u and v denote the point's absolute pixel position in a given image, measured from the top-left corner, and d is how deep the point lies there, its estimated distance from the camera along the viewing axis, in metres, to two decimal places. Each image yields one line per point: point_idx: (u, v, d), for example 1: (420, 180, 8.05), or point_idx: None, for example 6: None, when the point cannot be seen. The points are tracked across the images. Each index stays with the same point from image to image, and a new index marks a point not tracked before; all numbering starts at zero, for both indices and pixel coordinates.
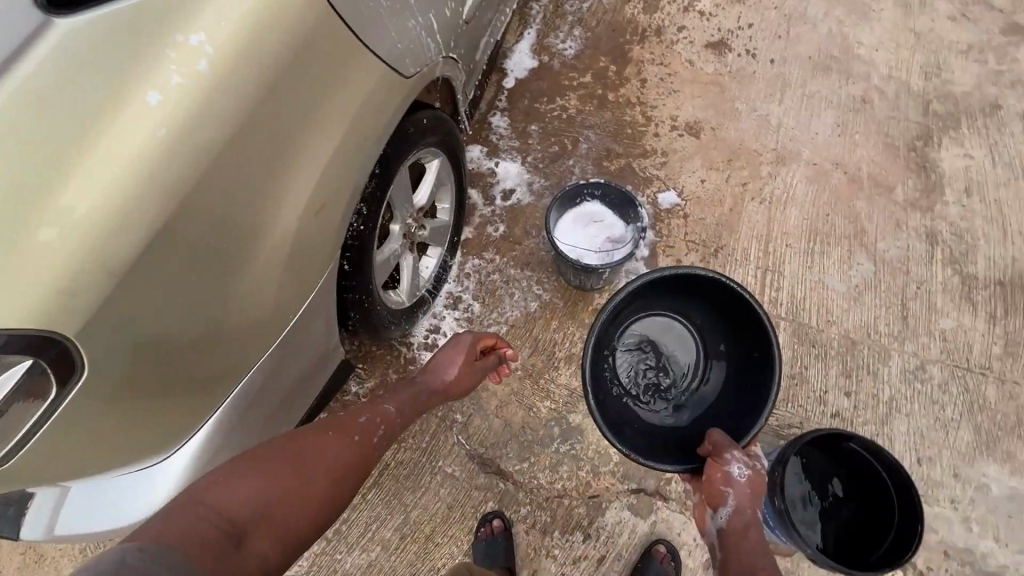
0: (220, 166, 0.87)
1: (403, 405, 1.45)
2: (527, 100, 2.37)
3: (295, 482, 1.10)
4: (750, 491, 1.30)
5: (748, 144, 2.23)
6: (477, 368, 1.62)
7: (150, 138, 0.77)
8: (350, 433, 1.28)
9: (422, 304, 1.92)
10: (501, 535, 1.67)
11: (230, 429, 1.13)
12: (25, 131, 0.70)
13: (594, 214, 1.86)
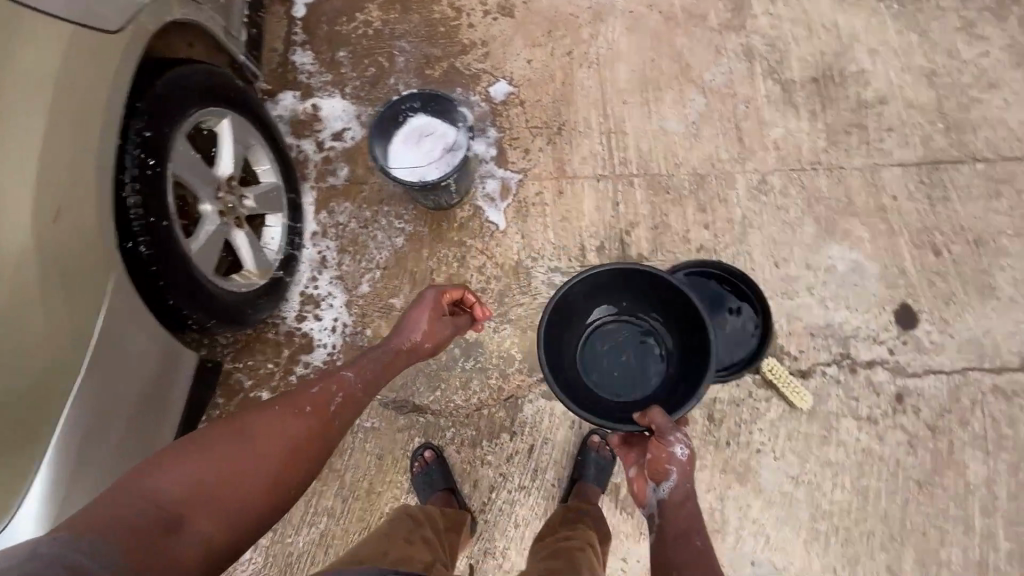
0: None
1: (371, 374, 1.42)
2: (325, 25, 2.14)
3: (238, 465, 1.12)
4: (689, 472, 1.27)
5: (564, 9, 2.13)
6: (446, 325, 1.56)
7: None
8: (303, 406, 1.28)
9: (280, 277, 1.80)
10: (433, 463, 1.72)
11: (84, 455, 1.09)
12: None
13: (422, 128, 1.77)
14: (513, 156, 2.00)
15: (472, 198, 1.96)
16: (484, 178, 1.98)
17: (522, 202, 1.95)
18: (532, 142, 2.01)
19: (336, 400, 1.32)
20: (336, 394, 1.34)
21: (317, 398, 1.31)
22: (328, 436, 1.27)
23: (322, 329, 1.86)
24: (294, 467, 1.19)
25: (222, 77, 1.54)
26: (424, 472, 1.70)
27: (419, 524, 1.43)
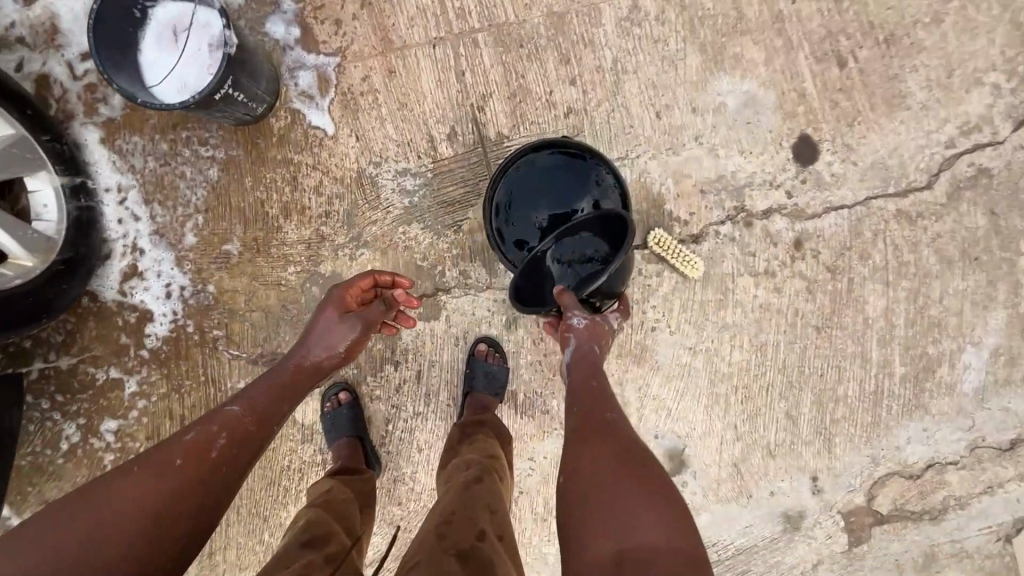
0: None
1: (261, 405, 1.13)
2: None
3: (87, 551, 0.89)
4: (591, 334, 1.32)
5: None
6: (354, 322, 1.27)
7: None
8: (174, 458, 1.02)
9: (83, 250, 1.49)
10: (348, 407, 1.58)
11: None
12: None
13: (173, 28, 1.34)
14: (323, 33, 1.56)
15: (286, 100, 1.57)
16: (292, 71, 1.56)
17: (347, 93, 1.57)
18: (341, 8, 1.55)
19: (220, 443, 1.05)
20: (218, 435, 1.06)
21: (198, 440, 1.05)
22: (215, 481, 1.03)
23: (154, 295, 1.60)
24: (170, 523, 0.96)
25: None
26: (338, 415, 1.57)
27: (324, 535, 1.12)
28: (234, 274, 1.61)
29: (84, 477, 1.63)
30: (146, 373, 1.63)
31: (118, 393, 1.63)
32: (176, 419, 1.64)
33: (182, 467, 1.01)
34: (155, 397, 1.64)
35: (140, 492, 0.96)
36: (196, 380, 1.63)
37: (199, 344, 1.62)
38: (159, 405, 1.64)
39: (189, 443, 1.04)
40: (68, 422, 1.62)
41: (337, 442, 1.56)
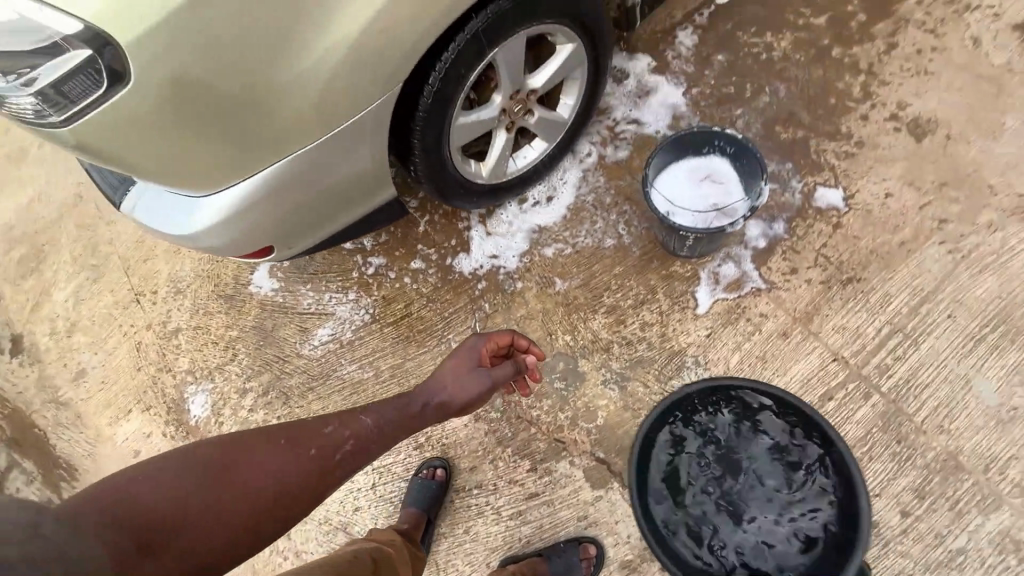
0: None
1: (390, 421, 1.21)
2: (731, 25, 2.00)
3: (229, 502, 0.97)
4: None
5: (985, 174, 1.63)
6: (484, 375, 1.28)
7: None
8: (309, 445, 1.10)
9: (505, 193, 1.87)
10: (439, 484, 1.66)
11: (250, 213, 1.27)
12: None
13: (716, 174, 1.59)
14: (775, 265, 1.68)
15: (700, 266, 1.74)
16: (726, 258, 1.72)
17: (740, 307, 1.67)
18: (808, 267, 1.66)
19: (346, 448, 1.13)
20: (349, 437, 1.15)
21: (326, 437, 1.13)
22: (338, 478, 1.12)
23: (485, 250, 1.96)
24: (301, 493, 1.06)
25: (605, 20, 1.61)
26: (427, 487, 1.65)
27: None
28: (538, 296, 1.86)
29: (340, 269, 2.10)
30: (431, 273, 2.00)
31: (408, 260, 2.04)
32: (407, 310, 1.98)
33: (310, 462, 1.08)
34: (417, 286, 2.00)
35: (287, 462, 1.07)
36: (441, 311, 1.94)
37: (471, 298, 1.93)
38: (412, 295, 1.99)
39: (320, 434, 1.13)
40: (371, 238, 2.08)
41: (412, 510, 1.61)
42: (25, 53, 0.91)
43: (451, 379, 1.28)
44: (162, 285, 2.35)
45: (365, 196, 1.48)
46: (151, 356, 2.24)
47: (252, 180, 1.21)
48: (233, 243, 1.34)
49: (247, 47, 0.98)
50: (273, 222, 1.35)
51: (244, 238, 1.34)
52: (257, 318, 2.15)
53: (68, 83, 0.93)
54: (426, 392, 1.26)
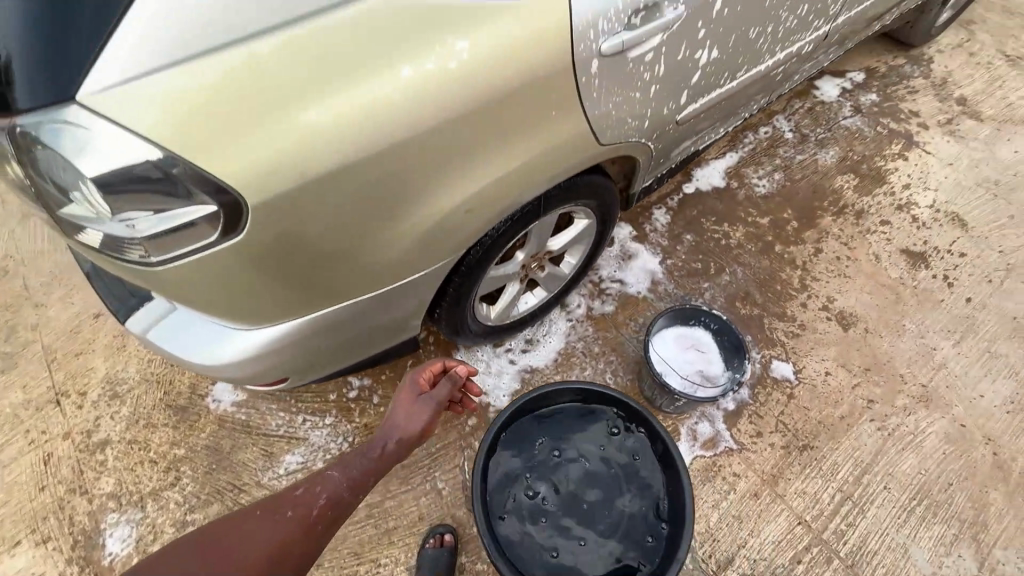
0: (490, 187, 1.20)
1: (359, 466, 1.15)
2: (696, 212, 2.41)
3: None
4: None
5: (897, 364, 2.02)
6: (426, 399, 1.25)
7: (452, 119, 1.03)
8: (283, 509, 1.05)
9: (504, 333, 1.97)
10: (450, 550, 1.68)
11: (283, 348, 1.24)
12: (429, 149, 1.04)
13: (700, 343, 1.82)
14: (743, 427, 1.89)
15: (679, 422, 1.89)
16: (702, 416, 1.90)
17: (716, 465, 1.82)
18: (770, 432, 1.88)
19: (320, 503, 1.07)
20: (319, 493, 1.09)
21: (298, 500, 1.07)
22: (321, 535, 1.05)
23: (476, 384, 2.00)
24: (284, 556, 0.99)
25: (615, 208, 1.87)
26: (440, 556, 1.65)
27: None
28: None
29: (320, 390, 2.01)
30: None
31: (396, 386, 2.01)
32: None
33: (286, 529, 1.02)
34: None
35: (266, 529, 1.01)
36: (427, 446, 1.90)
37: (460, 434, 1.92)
38: None
39: (288, 497, 1.07)
40: None
41: None
42: (131, 200, 0.89)
43: (402, 412, 1.23)
44: (95, 388, 2.06)
45: (390, 334, 1.49)
46: (63, 474, 1.90)
47: (297, 320, 1.21)
48: (251, 375, 1.28)
49: (341, 214, 1.03)
50: (299, 357, 1.31)
51: (265, 370, 1.28)
52: (213, 437, 1.95)
53: (178, 231, 0.93)
54: (381, 434, 1.19)
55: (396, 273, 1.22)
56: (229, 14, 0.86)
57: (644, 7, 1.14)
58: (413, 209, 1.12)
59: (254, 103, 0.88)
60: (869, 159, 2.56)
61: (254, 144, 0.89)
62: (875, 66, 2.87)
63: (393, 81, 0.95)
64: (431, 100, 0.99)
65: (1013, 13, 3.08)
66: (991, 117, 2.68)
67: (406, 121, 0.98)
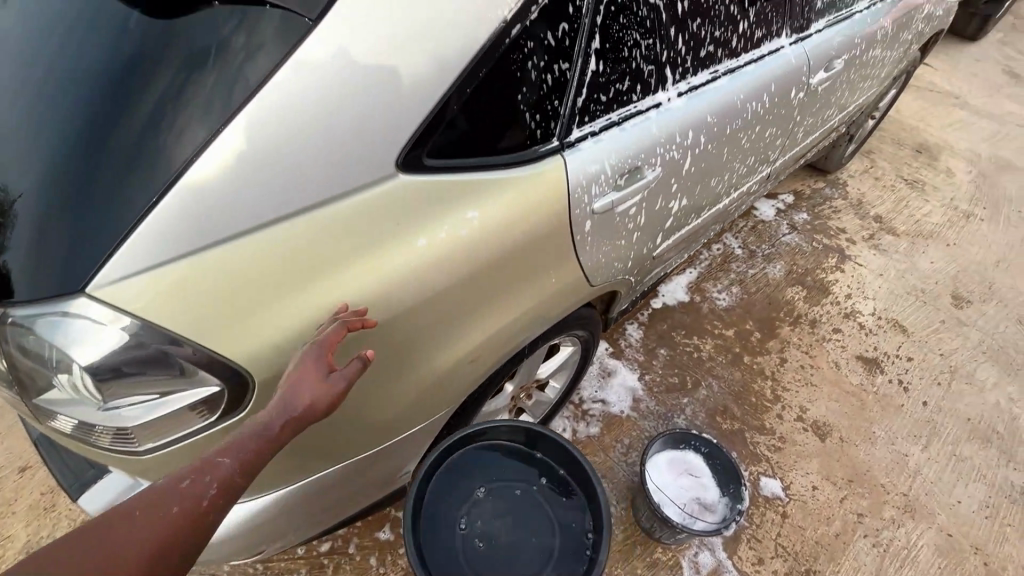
0: (494, 334, 1.21)
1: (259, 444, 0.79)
2: (666, 326, 2.50)
3: None
4: None
5: (876, 474, 2.06)
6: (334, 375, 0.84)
7: (464, 280, 1.05)
8: (162, 506, 0.72)
9: None
10: None
11: (273, 515, 1.13)
12: (441, 308, 1.05)
13: (692, 468, 1.80)
14: (744, 554, 1.83)
15: (680, 553, 1.81)
16: (701, 545, 1.83)
17: None
18: (771, 557, 1.83)
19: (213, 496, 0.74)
20: (211, 479, 0.75)
21: (183, 494, 0.73)
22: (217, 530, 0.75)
23: None
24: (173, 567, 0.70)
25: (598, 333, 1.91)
26: None
27: None
28: None
29: None
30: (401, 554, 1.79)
31: (374, 534, 1.83)
32: None
33: (171, 526, 0.71)
34: (384, 570, 1.76)
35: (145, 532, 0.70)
36: None
37: None
38: None
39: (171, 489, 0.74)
40: None
41: None
42: (128, 387, 0.81)
43: (295, 385, 0.80)
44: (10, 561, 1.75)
45: (383, 483, 1.39)
46: None
47: (291, 484, 1.11)
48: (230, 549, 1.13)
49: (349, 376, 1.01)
50: (287, 522, 1.19)
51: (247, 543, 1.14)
52: None
53: (178, 415, 0.85)
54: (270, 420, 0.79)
55: (398, 423, 1.18)
56: (246, 195, 0.82)
57: (630, 170, 1.26)
58: (422, 364, 1.10)
59: (274, 284, 0.85)
60: (812, 271, 2.81)
61: (269, 323, 0.85)
62: (801, 189, 3.26)
63: (409, 251, 0.97)
64: (445, 265, 1.01)
65: (901, 144, 3.65)
66: (905, 232, 3.06)
67: (421, 287, 0.99)
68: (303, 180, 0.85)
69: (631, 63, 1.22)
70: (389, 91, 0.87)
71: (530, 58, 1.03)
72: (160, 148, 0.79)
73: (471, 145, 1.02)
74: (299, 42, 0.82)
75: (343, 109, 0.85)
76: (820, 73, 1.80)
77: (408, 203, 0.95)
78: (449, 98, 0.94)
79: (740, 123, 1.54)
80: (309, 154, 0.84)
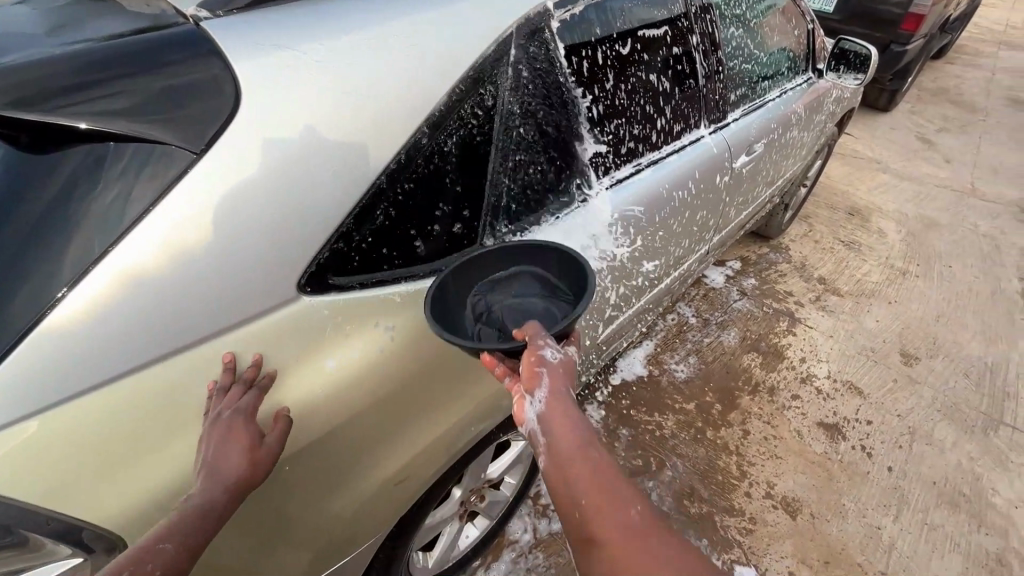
0: (431, 447, 1.15)
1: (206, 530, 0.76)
2: (626, 403, 2.43)
3: None
4: None
5: (851, 552, 1.98)
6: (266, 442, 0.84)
7: (386, 393, 1.01)
8: None
9: None
10: None
11: None
12: (367, 424, 1.00)
13: None
14: None
15: None
16: None
17: None
18: None
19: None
20: (155, 566, 0.70)
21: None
22: None
23: None
24: None
25: None
26: None
27: None
28: None
29: None
30: None
31: None
32: None
33: None
34: None
35: None
36: None
37: None
38: None
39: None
40: None
41: None
42: None
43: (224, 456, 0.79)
44: None
45: None
46: None
47: None
48: None
49: (260, 512, 0.93)
50: None
51: None
52: None
53: None
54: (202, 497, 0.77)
55: (331, 552, 1.08)
56: (131, 332, 0.76)
57: None
58: (351, 483, 1.03)
59: (166, 424, 0.79)
60: (765, 336, 2.84)
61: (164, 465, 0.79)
62: (747, 256, 3.38)
63: (322, 370, 0.93)
64: (367, 380, 0.97)
65: (835, 208, 3.87)
66: (848, 292, 3.17)
67: (340, 407, 0.95)
68: (186, 317, 0.80)
69: (550, 166, 1.25)
70: (293, 212, 0.86)
71: (447, 168, 1.04)
72: (26, 279, 0.73)
73: (388, 256, 1.00)
74: (187, 167, 0.79)
75: (230, 239, 0.81)
76: (742, 157, 1.90)
77: (320, 321, 0.92)
78: (360, 214, 0.93)
79: (669, 210, 1.59)
80: (193, 290, 0.79)
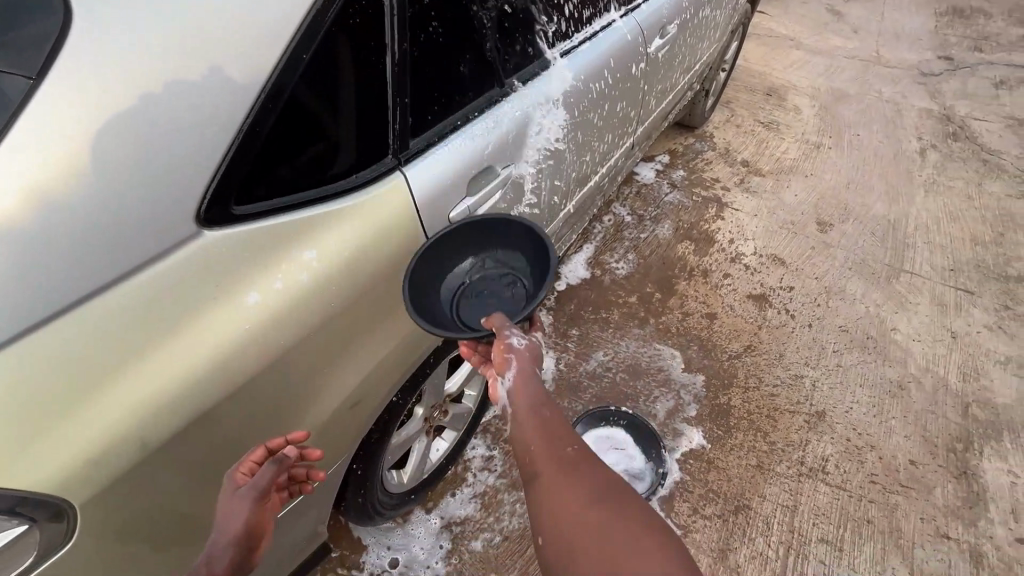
0: (380, 366, 1.16)
1: None
2: (573, 305, 2.52)
3: None
4: None
5: (780, 401, 2.23)
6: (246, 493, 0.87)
7: (320, 318, 0.98)
8: None
9: (420, 492, 1.78)
10: None
11: None
12: (306, 352, 0.98)
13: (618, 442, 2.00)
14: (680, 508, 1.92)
15: None
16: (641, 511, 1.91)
17: None
18: (704, 505, 1.92)
19: None
20: None
21: None
22: None
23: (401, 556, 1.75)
24: None
25: None
26: None
27: None
28: None
29: None
30: None
31: None
32: None
33: None
34: None
35: None
36: None
37: None
38: None
39: None
40: None
41: None
42: None
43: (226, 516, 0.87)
44: None
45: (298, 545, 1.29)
46: None
47: None
48: None
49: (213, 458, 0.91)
50: None
51: None
52: None
53: None
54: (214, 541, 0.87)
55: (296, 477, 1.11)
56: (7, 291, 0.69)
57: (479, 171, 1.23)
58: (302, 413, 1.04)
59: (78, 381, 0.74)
60: (697, 224, 2.96)
61: (86, 424, 0.74)
62: (674, 149, 3.42)
63: (243, 303, 0.88)
64: (294, 307, 0.94)
65: (754, 91, 3.93)
66: (769, 171, 3.31)
67: (272, 338, 0.92)
68: (61, 275, 0.72)
69: (454, 66, 1.18)
70: (164, 134, 0.77)
71: (339, 74, 0.96)
72: None
73: (292, 177, 0.94)
74: (23, 96, 0.69)
75: (88, 181, 0.72)
76: (655, 41, 1.86)
77: (229, 253, 0.87)
78: (248, 133, 0.85)
79: (587, 103, 1.56)
80: (55, 247, 0.71)
